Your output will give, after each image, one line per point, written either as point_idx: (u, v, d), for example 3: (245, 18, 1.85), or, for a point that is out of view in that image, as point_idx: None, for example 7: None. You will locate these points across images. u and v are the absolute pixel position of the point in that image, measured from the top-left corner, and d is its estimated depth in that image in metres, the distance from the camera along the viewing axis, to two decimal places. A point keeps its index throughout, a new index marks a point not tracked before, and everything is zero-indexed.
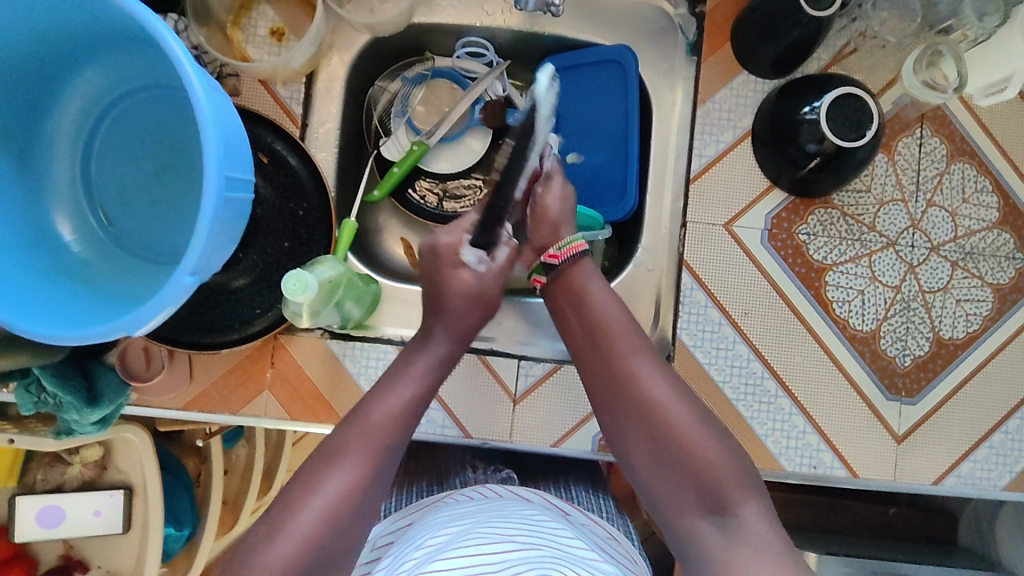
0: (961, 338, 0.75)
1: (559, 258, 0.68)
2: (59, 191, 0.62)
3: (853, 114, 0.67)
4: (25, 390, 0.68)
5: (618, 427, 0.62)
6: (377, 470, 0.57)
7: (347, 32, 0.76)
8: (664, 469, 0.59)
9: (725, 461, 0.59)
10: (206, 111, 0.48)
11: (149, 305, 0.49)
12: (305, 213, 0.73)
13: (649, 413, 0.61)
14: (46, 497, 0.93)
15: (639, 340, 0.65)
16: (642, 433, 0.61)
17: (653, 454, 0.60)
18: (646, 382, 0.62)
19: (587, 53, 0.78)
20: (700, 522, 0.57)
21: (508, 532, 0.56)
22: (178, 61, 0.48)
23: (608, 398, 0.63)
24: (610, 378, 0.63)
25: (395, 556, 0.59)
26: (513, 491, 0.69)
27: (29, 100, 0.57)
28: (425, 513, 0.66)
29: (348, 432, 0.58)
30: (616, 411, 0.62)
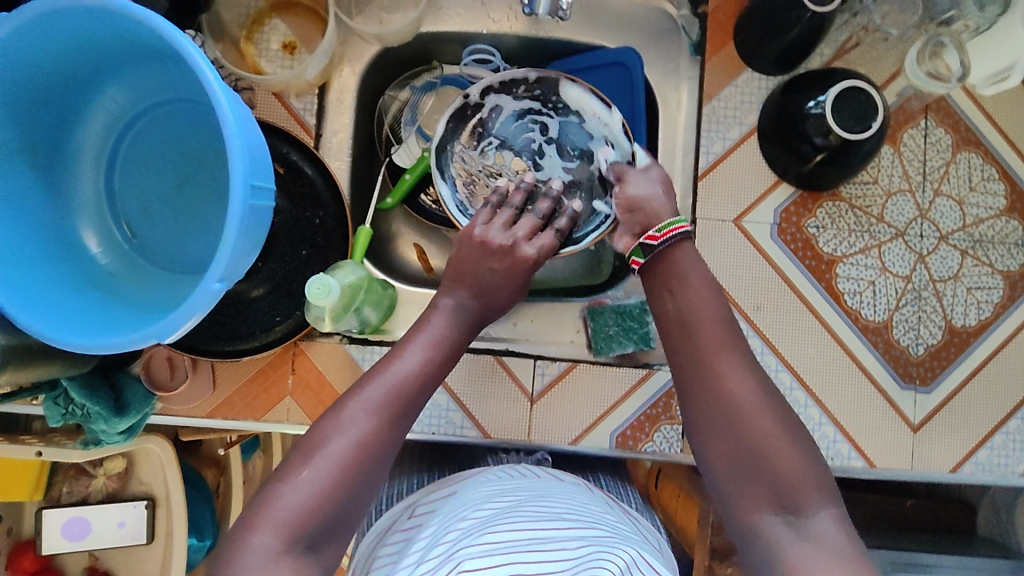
0: (974, 326, 0.75)
1: (658, 240, 0.66)
2: (85, 206, 0.63)
3: (858, 107, 0.68)
4: (53, 401, 0.69)
5: (702, 432, 0.58)
6: (393, 433, 0.55)
7: (357, 43, 0.77)
8: (746, 473, 0.54)
9: (807, 474, 0.53)
10: (229, 122, 0.49)
11: (181, 311, 0.51)
12: (321, 222, 0.75)
13: (734, 422, 0.56)
14: (72, 510, 0.94)
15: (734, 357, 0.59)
16: (725, 437, 0.56)
17: (733, 458, 0.55)
18: (728, 386, 0.58)
19: (592, 56, 0.79)
20: (773, 522, 0.52)
21: (553, 519, 0.57)
22: (201, 71, 0.49)
23: (692, 402, 0.60)
24: (698, 380, 0.59)
25: (431, 532, 0.59)
26: (548, 471, 0.70)
27: (55, 115, 0.59)
28: (463, 489, 0.65)
29: (370, 387, 0.56)
30: (701, 416, 0.58)
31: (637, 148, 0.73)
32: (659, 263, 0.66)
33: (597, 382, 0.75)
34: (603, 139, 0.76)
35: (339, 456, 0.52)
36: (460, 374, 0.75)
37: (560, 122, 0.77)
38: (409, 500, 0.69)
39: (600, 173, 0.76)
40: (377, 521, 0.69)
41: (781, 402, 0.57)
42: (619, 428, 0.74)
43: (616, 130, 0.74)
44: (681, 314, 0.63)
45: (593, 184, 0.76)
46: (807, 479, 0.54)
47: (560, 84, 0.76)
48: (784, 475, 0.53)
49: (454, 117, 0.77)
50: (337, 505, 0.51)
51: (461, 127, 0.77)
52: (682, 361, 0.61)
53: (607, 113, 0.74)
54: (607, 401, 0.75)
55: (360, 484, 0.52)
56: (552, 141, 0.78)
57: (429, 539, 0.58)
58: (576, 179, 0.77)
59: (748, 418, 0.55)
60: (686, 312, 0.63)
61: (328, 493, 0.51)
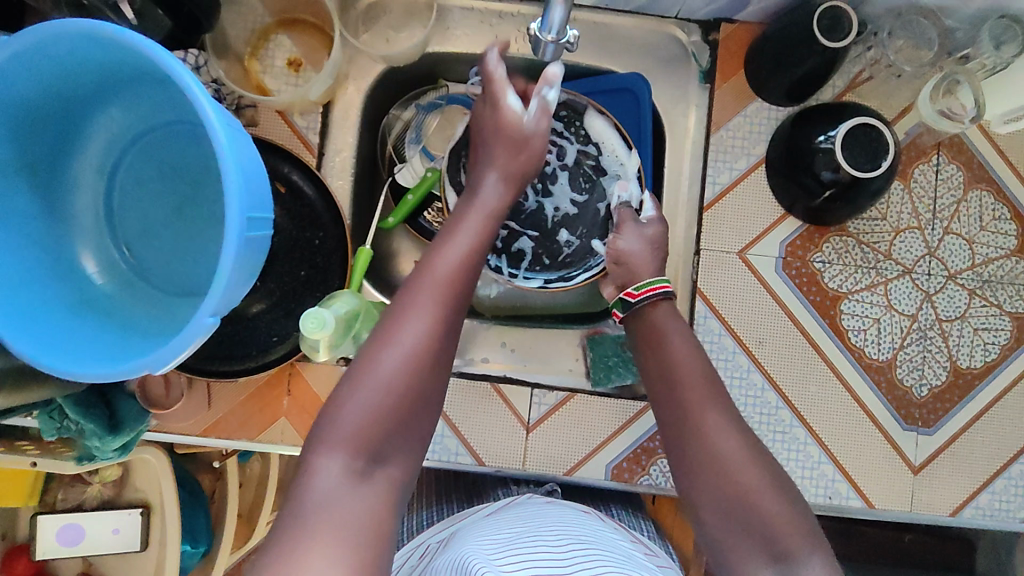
0: (979, 368, 0.74)
1: (635, 298, 0.68)
2: (85, 226, 0.63)
3: (869, 144, 0.66)
4: (48, 416, 0.68)
5: (688, 481, 0.58)
6: (444, 327, 0.58)
7: (362, 61, 0.76)
8: (737, 527, 0.54)
9: (795, 525, 0.54)
10: (223, 148, 0.48)
11: (173, 344, 0.50)
12: (321, 242, 0.74)
13: (719, 474, 0.57)
14: (68, 516, 0.95)
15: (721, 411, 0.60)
16: (711, 488, 0.56)
17: (722, 510, 0.56)
18: (712, 436, 0.58)
19: (602, 80, 0.78)
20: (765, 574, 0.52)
21: (565, 543, 0.58)
22: (195, 98, 0.47)
23: (675, 450, 0.60)
24: (682, 431, 0.60)
25: (445, 550, 0.61)
26: (554, 501, 0.71)
27: (56, 137, 0.58)
28: (471, 522, 0.67)
29: (417, 297, 0.58)
30: (685, 466, 0.59)
31: (647, 197, 0.73)
32: (639, 321, 0.67)
33: (595, 412, 0.74)
34: (616, 178, 0.76)
35: (392, 378, 0.54)
36: (456, 400, 0.74)
37: (578, 150, 0.77)
38: (420, 540, 0.70)
39: (607, 213, 0.77)
40: (394, 556, 0.71)
41: (771, 466, 0.58)
42: (615, 460, 0.74)
43: (629, 171, 0.75)
44: (664, 370, 0.63)
45: (597, 222, 0.77)
46: (801, 535, 0.53)
47: (586, 111, 0.75)
48: (774, 529, 0.53)
49: (474, 122, 0.75)
50: (392, 435, 0.53)
51: (478, 135, 0.75)
52: (667, 413, 0.62)
53: (625, 153, 0.74)
54: (605, 432, 0.74)
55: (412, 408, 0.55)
56: (565, 168, 0.77)
57: (443, 555, 0.60)
58: (582, 213, 0.78)
59: (737, 477, 0.56)
60: (665, 365, 0.63)
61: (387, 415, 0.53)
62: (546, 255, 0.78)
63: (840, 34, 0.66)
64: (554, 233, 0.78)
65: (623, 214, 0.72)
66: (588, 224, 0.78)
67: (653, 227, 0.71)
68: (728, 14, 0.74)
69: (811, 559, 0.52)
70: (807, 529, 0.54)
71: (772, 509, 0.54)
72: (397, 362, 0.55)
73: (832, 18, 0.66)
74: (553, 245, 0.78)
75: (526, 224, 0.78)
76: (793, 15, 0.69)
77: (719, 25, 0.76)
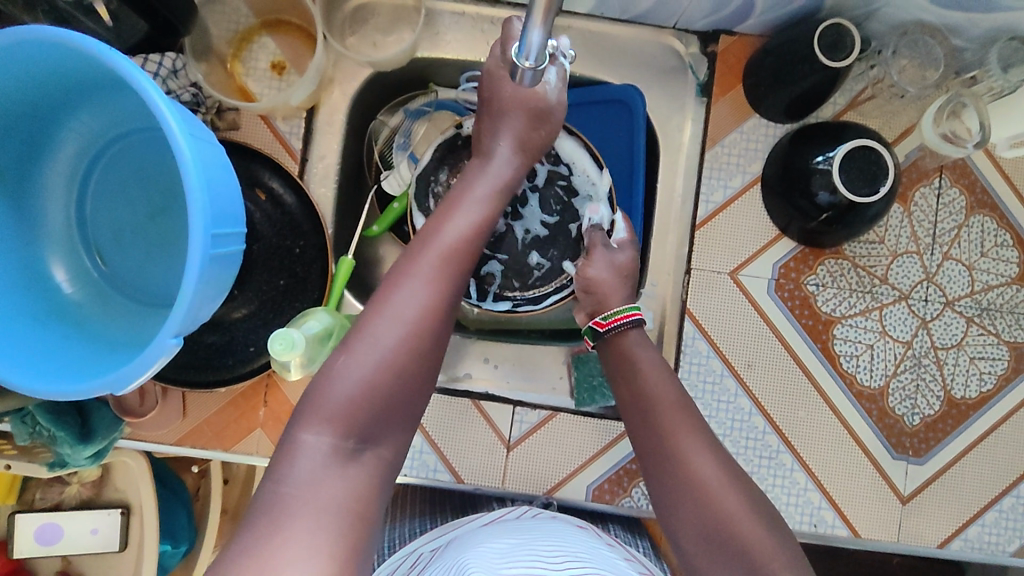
0: (974, 398, 0.72)
1: (604, 328, 0.66)
2: (55, 234, 0.61)
3: (868, 167, 0.64)
4: (20, 421, 0.67)
5: (668, 507, 0.57)
6: (445, 296, 0.56)
7: (349, 65, 0.74)
8: (720, 556, 0.53)
9: (780, 554, 0.52)
10: (189, 162, 0.46)
11: (134, 365, 0.48)
12: (301, 251, 0.72)
13: (701, 499, 0.55)
14: (46, 515, 0.94)
15: (700, 436, 0.59)
16: (693, 516, 0.55)
17: (704, 536, 0.54)
18: (692, 463, 0.57)
19: (598, 90, 0.75)
20: None
21: (561, 560, 0.56)
22: (158, 109, 0.45)
23: (658, 478, 0.58)
24: (662, 457, 0.58)
25: (442, 561, 0.58)
26: (553, 514, 0.68)
27: (24, 143, 0.57)
28: (465, 531, 0.64)
29: (420, 259, 0.57)
30: (666, 494, 0.57)
31: (618, 218, 0.72)
32: (610, 349, 0.66)
33: (578, 431, 0.73)
34: (588, 199, 0.74)
35: (396, 340, 0.53)
36: (437, 415, 0.72)
37: (549, 171, 0.74)
38: (414, 546, 0.66)
39: (579, 234, 0.75)
40: (384, 564, 0.67)
41: (752, 493, 0.56)
42: (596, 481, 0.72)
43: (601, 192, 0.73)
44: (642, 395, 0.61)
45: (569, 244, 0.75)
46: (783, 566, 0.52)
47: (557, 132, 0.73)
48: (755, 556, 0.52)
49: (443, 146, 0.73)
50: (391, 400, 0.52)
51: (447, 159, 0.73)
52: (645, 439, 0.60)
53: (596, 173, 0.73)
54: (587, 452, 0.72)
55: (416, 374, 0.54)
56: (535, 189, 0.74)
57: (439, 566, 0.57)
58: (554, 235, 0.75)
59: (717, 501, 0.54)
60: (644, 390, 0.61)
61: (388, 381, 0.52)
62: (516, 279, 0.75)
63: (843, 53, 0.64)
64: (524, 257, 0.75)
65: (593, 237, 0.71)
66: (560, 248, 0.75)
67: (623, 254, 0.70)
68: (728, 27, 0.72)
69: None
70: (790, 556, 0.52)
71: (756, 535, 0.53)
72: (402, 324, 0.54)
73: (835, 34, 0.64)
74: (524, 268, 0.75)
75: (496, 248, 0.75)
76: (794, 30, 0.67)
77: (717, 37, 0.74)
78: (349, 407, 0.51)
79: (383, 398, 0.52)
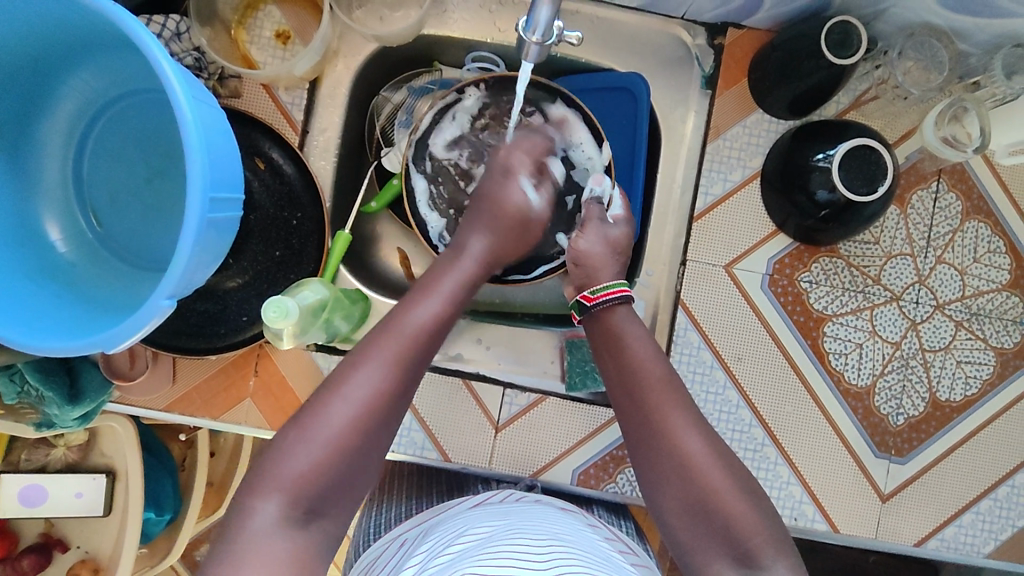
0: (958, 401, 0.73)
1: (592, 302, 0.66)
2: (50, 190, 0.61)
3: (867, 167, 0.65)
4: (9, 379, 0.66)
5: (652, 483, 0.57)
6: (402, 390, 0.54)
7: (355, 39, 0.74)
8: (704, 529, 0.54)
9: (761, 529, 0.53)
10: (189, 122, 0.45)
11: (124, 326, 0.48)
12: (298, 223, 0.72)
13: (687, 474, 0.56)
14: (30, 477, 0.94)
15: (687, 410, 0.59)
16: (678, 491, 0.56)
17: (688, 512, 0.55)
18: (679, 440, 0.57)
19: (601, 77, 0.76)
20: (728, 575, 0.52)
21: (543, 541, 0.57)
22: (161, 69, 0.45)
23: (642, 454, 0.58)
24: (646, 432, 0.58)
25: (427, 546, 0.59)
26: (536, 497, 0.68)
27: (22, 97, 0.56)
28: (447, 515, 0.64)
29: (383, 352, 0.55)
30: (649, 469, 0.58)
31: (616, 193, 0.71)
32: (597, 325, 0.65)
33: (566, 415, 0.73)
34: (586, 172, 0.74)
35: (345, 430, 0.51)
36: (427, 394, 0.73)
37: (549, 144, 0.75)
38: (396, 533, 0.65)
39: (574, 207, 0.76)
40: (366, 551, 0.66)
41: (741, 478, 0.57)
42: (582, 466, 0.73)
43: (598, 166, 0.73)
44: (628, 373, 0.61)
45: (562, 217, 0.76)
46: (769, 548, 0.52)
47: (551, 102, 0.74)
48: (737, 531, 0.53)
49: (443, 112, 0.75)
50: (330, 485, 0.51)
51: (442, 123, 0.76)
52: (631, 414, 0.60)
53: (595, 149, 0.73)
54: (574, 437, 0.73)
55: (358, 462, 0.52)
56: None
57: (423, 554, 0.57)
58: None
59: (704, 477, 0.55)
60: (632, 366, 0.61)
61: (355, 438, 0.51)
62: None
63: (849, 50, 0.64)
64: None
65: (590, 211, 0.71)
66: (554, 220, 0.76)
67: (617, 229, 0.70)
68: (735, 19, 0.72)
69: (774, 564, 0.52)
70: (772, 533, 0.54)
71: (739, 509, 0.54)
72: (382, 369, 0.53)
73: (842, 32, 0.64)
74: None
75: None
76: (802, 25, 0.67)
77: (725, 29, 0.74)
78: (322, 452, 0.50)
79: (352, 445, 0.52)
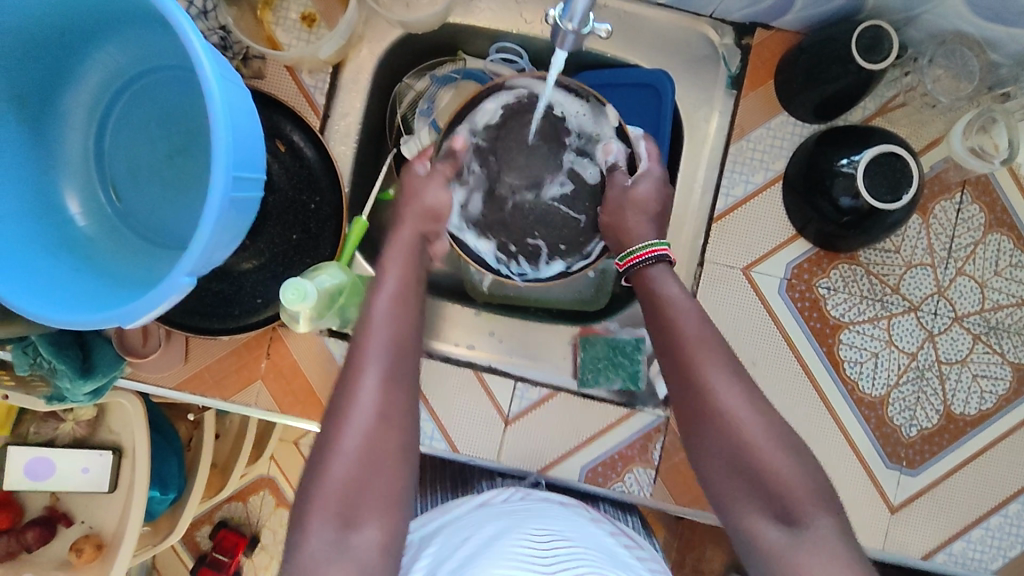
0: (972, 415, 0.72)
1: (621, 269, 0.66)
2: (72, 162, 0.61)
3: (892, 174, 0.64)
4: (21, 351, 0.66)
5: (696, 437, 0.56)
6: (397, 381, 0.55)
7: (380, 24, 0.74)
8: (745, 484, 0.53)
9: (801, 481, 0.52)
10: (216, 98, 0.45)
11: (143, 300, 0.47)
12: (316, 207, 0.71)
13: (726, 429, 0.54)
14: (37, 450, 0.94)
15: (727, 361, 0.57)
16: (717, 447, 0.54)
17: (728, 466, 0.54)
18: (716, 393, 0.55)
19: (625, 74, 0.77)
20: (768, 529, 0.52)
21: (550, 539, 0.57)
22: (189, 41, 0.44)
23: (683, 407, 0.57)
24: (685, 385, 0.57)
25: (435, 547, 0.59)
26: (543, 494, 0.68)
27: (48, 68, 0.56)
28: (455, 514, 0.64)
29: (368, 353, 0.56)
30: (691, 421, 0.56)
31: (639, 142, 0.70)
32: (635, 281, 0.65)
33: (577, 411, 0.73)
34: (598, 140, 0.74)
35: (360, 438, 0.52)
36: (437, 385, 0.73)
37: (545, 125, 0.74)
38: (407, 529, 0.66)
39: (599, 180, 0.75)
40: None
41: (783, 426, 0.54)
42: (590, 463, 0.72)
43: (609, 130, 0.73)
44: (665, 328, 0.60)
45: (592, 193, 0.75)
46: (813, 502, 0.51)
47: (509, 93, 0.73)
48: (778, 488, 0.52)
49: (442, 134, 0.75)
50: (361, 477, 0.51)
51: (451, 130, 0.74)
52: (669, 367, 0.59)
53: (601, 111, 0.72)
54: (583, 434, 0.73)
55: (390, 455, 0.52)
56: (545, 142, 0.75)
57: (433, 557, 0.57)
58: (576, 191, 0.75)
59: (743, 430, 0.53)
60: (668, 324, 0.60)
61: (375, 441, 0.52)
62: (562, 242, 0.75)
63: (880, 55, 0.63)
64: (553, 214, 0.75)
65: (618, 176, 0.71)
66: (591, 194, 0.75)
67: (641, 186, 0.68)
68: (764, 20, 0.71)
69: (816, 520, 0.50)
70: (814, 486, 0.52)
71: (779, 462, 0.52)
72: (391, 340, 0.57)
73: (873, 36, 0.63)
74: (560, 226, 0.75)
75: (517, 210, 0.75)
76: (832, 29, 0.66)
77: (754, 29, 0.73)
78: (355, 445, 0.51)
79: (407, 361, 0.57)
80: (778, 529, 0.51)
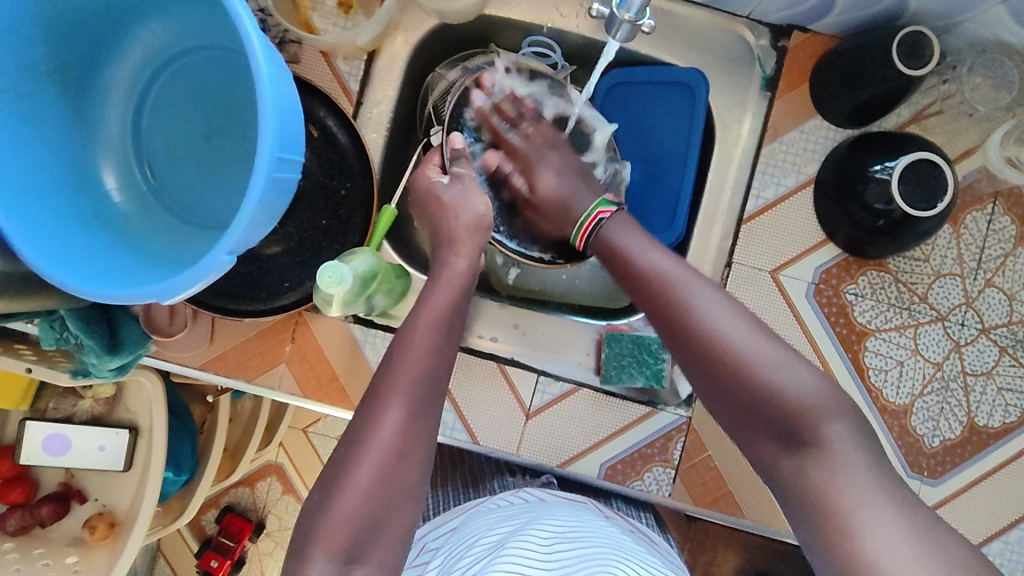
0: (995, 428, 0.72)
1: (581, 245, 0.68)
2: (109, 139, 0.61)
3: (928, 181, 0.62)
4: (48, 325, 0.65)
5: (692, 370, 0.55)
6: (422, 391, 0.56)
7: (416, 14, 0.74)
8: (745, 408, 0.52)
9: (804, 393, 0.50)
10: (261, 72, 0.45)
11: (184, 276, 0.48)
12: (346, 193, 0.72)
13: (712, 351, 0.53)
14: (54, 426, 0.94)
15: (702, 284, 0.57)
16: (708, 373, 0.53)
17: (724, 394, 0.53)
18: (695, 313, 0.55)
19: (658, 72, 0.77)
20: (778, 454, 0.50)
21: (561, 538, 0.57)
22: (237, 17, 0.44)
23: (669, 338, 0.56)
24: (664, 314, 0.56)
25: (449, 553, 0.60)
26: (557, 496, 0.68)
27: (90, 41, 0.56)
28: (468, 519, 0.65)
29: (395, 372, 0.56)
30: (681, 352, 0.55)
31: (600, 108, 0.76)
32: (597, 241, 0.66)
33: (598, 407, 0.73)
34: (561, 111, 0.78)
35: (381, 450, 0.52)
36: (460, 376, 0.73)
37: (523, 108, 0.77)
38: (423, 534, 0.69)
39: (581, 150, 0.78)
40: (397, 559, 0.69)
41: (776, 339, 0.53)
42: (610, 461, 0.72)
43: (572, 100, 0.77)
44: (637, 267, 0.60)
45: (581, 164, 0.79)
46: (818, 412, 0.49)
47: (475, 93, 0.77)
48: (778, 406, 0.50)
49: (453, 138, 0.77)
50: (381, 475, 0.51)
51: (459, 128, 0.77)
52: (648, 299, 0.58)
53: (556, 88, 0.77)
54: (603, 431, 0.73)
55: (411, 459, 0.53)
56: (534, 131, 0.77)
57: (446, 562, 0.58)
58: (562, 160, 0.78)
59: (729, 347, 0.52)
60: (644, 264, 0.60)
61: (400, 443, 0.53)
62: None
63: (921, 61, 0.62)
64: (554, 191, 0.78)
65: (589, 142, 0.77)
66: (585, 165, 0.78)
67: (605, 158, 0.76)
68: (801, 22, 0.71)
69: (825, 433, 0.48)
70: (819, 392, 0.50)
71: (772, 374, 0.51)
72: (421, 352, 0.58)
73: (913, 42, 0.62)
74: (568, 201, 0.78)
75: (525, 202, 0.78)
76: (872, 33, 0.66)
77: (791, 31, 0.72)
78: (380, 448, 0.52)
79: (426, 335, 0.59)
80: (789, 446, 0.49)
